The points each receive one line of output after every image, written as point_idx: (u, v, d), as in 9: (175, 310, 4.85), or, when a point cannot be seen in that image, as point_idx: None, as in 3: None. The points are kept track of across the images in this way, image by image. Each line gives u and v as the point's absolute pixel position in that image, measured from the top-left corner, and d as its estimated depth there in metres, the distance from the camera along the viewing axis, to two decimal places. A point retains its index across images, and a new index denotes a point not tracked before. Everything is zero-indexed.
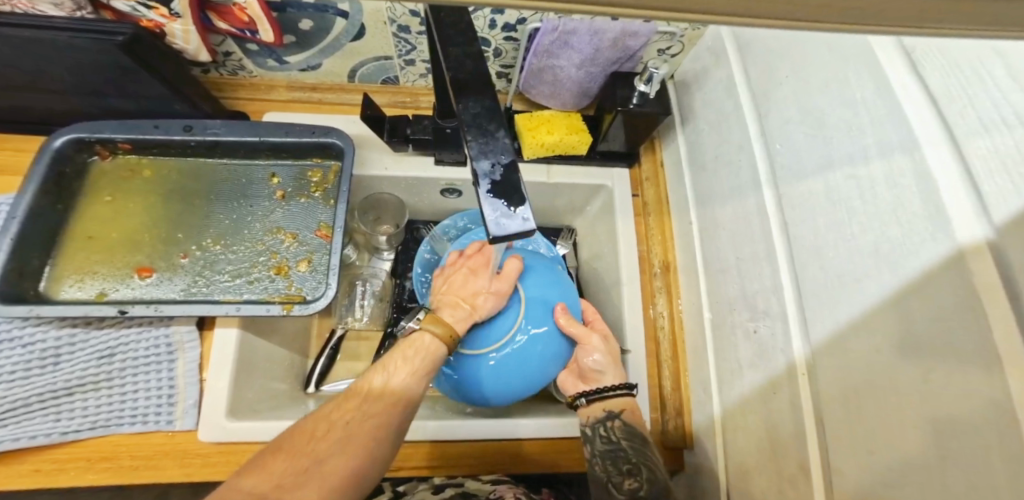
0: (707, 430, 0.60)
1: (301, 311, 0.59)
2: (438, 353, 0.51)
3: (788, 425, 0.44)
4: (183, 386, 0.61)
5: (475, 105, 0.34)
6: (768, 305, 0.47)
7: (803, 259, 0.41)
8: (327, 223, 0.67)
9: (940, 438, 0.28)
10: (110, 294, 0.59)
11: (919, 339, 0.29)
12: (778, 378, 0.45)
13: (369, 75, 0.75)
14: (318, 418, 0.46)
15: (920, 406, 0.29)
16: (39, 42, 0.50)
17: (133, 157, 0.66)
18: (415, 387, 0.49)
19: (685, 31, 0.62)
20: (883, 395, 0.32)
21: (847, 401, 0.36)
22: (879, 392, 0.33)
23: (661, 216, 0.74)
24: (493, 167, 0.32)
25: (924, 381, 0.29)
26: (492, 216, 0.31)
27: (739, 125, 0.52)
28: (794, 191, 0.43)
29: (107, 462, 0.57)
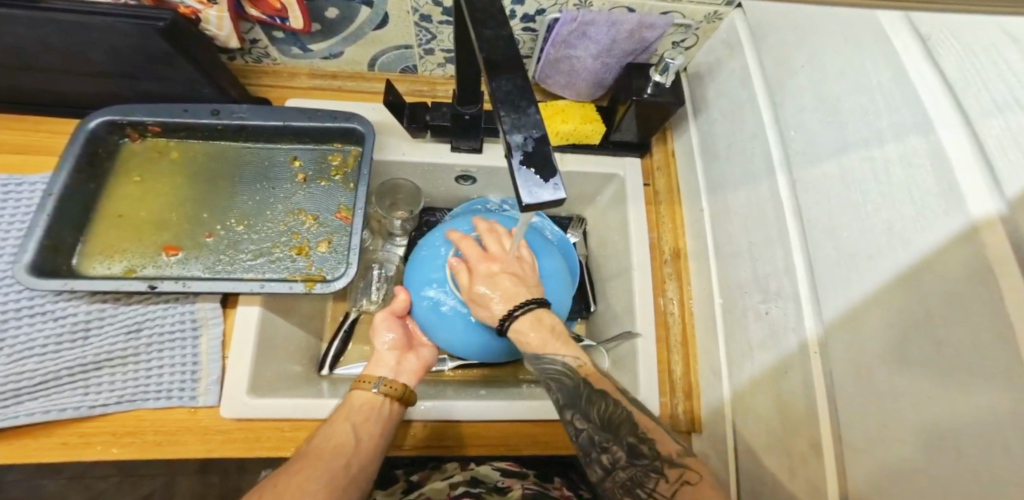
0: (715, 412, 0.62)
1: (323, 289, 0.61)
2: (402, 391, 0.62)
3: (800, 401, 0.45)
4: (206, 362, 0.61)
5: (507, 83, 0.36)
6: (780, 287, 0.48)
7: (816, 239, 0.43)
8: (348, 206, 0.69)
9: (954, 404, 0.29)
10: (139, 271, 0.60)
11: (933, 312, 0.31)
12: (790, 357, 0.47)
13: (388, 64, 0.76)
14: (317, 447, 0.53)
15: (934, 376, 0.31)
16: (83, 27, 0.52)
17: (161, 140, 0.68)
18: (389, 416, 0.60)
19: (700, 24, 0.63)
20: (897, 367, 0.34)
21: (860, 372, 0.38)
22: (892, 361, 0.34)
23: (672, 205, 0.75)
24: (525, 140, 0.34)
25: (936, 351, 0.31)
26: (525, 186, 0.32)
27: (753, 113, 0.53)
28: (808, 175, 0.44)
29: (132, 436, 0.57)
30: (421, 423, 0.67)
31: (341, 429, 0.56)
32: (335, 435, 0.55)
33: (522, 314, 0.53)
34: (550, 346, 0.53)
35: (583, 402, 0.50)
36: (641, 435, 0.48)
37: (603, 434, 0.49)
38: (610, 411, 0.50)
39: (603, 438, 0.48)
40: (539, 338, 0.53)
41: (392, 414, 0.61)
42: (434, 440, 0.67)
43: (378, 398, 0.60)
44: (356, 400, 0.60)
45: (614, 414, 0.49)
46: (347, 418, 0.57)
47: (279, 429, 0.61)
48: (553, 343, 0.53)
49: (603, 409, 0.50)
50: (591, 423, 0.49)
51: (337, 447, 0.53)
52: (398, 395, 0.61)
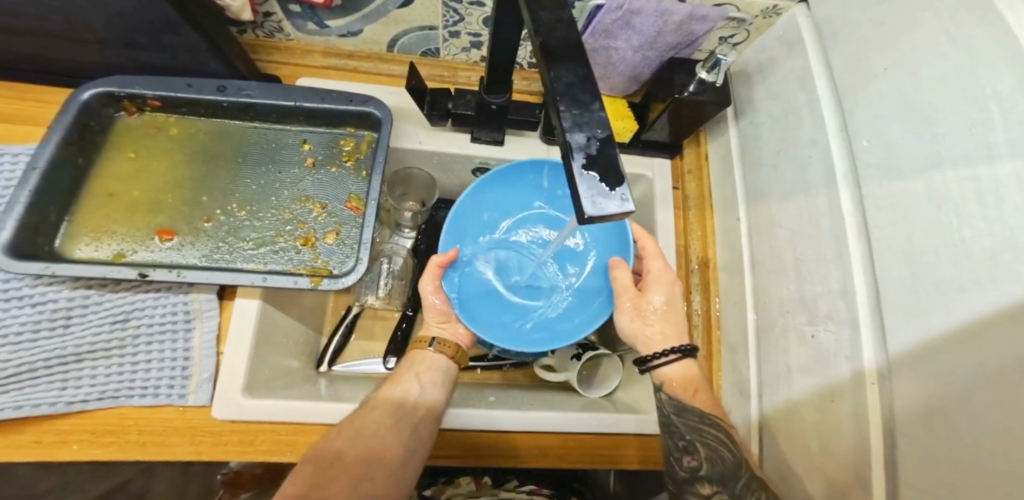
0: (739, 434, 0.58)
1: (330, 285, 0.56)
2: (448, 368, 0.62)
3: (847, 435, 0.41)
4: (199, 358, 0.55)
5: (568, 73, 0.31)
6: (833, 310, 0.44)
7: (887, 262, 0.39)
8: (358, 195, 0.64)
9: None
10: (128, 256, 0.55)
11: None
12: (839, 386, 0.42)
13: (409, 45, 0.72)
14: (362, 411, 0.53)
15: None
16: None
17: (160, 115, 0.62)
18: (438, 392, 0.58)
19: (754, 19, 0.60)
20: (983, 412, 0.30)
21: (933, 418, 0.34)
22: (975, 410, 0.30)
23: (702, 211, 0.71)
24: (588, 140, 0.29)
25: None
26: (586, 194, 0.28)
27: (814, 119, 0.50)
28: (881, 191, 0.40)
29: (111, 436, 0.52)
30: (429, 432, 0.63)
31: (375, 413, 0.53)
32: (377, 407, 0.54)
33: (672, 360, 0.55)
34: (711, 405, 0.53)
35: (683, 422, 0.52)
36: (727, 443, 0.50)
37: (694, 460, 0.51)
38: (703, 431, 0.51)
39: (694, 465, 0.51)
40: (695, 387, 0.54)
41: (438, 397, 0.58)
42: (445, 450, 0.63)
43: (440, 357, 0.61)
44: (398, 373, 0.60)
45: (704, 429, 0.51)
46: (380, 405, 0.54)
47: (275, 433, 0.56)
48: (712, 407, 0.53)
49: (693, 426, 0.52)
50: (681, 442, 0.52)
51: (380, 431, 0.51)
52: (450, 354, 0.62)
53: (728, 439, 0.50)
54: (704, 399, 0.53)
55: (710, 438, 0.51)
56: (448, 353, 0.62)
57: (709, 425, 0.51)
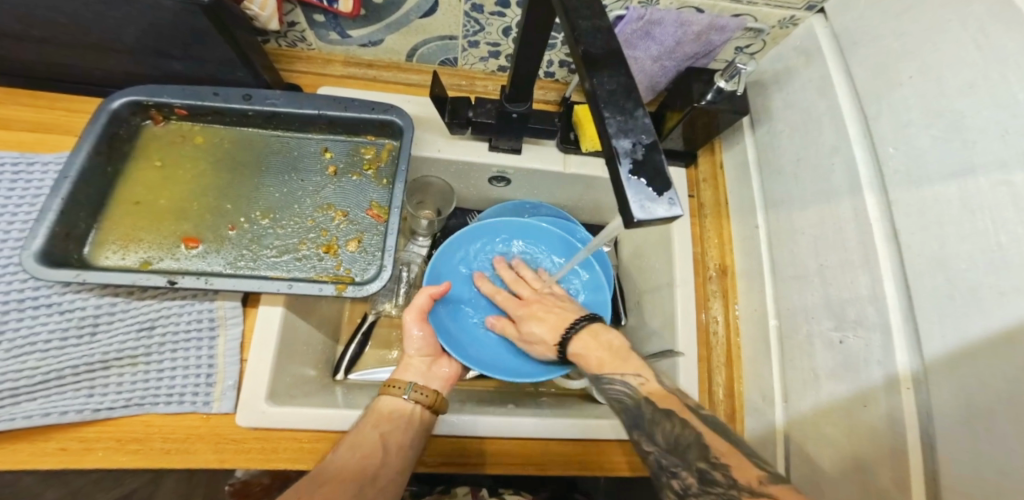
0: (762, 441, 0.58)
1: (355, 292, 0.56)
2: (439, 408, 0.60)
3: (881, 439, 0.41)
4: (223, 365, 0.55)
5: (610, 80, 0.33)
6: (862, 315, 0.44)
7: (920, 267, 0.39)
8: (380, 204, 0.65)
9: None
10: (155, 264, 0.55)
11: None
12: (871, 391, 0.43)
13: (429, 54, 0.74)
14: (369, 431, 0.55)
15: None
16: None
17: (186, 124, 0.63)
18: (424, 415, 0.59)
19: (772, 29, 0.61)
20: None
21: (975, 421, 0.34)
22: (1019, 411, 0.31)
23: (718, 219, 0.72)
24: (634, 146, 0.30)
25: None
26: (635, 199, 0.28)
27: (836, 127, 0.51)
28: (911, 197, 0.41)
29: (138, 443, 0.51)
30: (441, 438, 0.62)
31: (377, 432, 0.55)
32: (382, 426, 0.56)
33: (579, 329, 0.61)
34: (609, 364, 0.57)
35: (648, 423, 0.51)
36: (713, 461, 0.46)
37: (671, 459, 0.48)
38: (679, 433, 0.49)
39: (671, 464, 0.48)
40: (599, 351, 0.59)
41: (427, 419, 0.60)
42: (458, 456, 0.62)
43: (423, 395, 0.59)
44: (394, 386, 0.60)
45: (681, 436, 0.49)
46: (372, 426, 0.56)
47: (297, 440, 0.56)
48: (611, 361, 0.57)
49: (669, 431, 0.50)
50: (658, 447, 0.49)
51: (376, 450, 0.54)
52: (428, 403, 0.59)
53: (634, 384, 0.55)
54: (598, 357, 0.59)
55: (690, 442, 0.48)
56: (427, 401, 0.59)
57: (642, 402, 0.53)
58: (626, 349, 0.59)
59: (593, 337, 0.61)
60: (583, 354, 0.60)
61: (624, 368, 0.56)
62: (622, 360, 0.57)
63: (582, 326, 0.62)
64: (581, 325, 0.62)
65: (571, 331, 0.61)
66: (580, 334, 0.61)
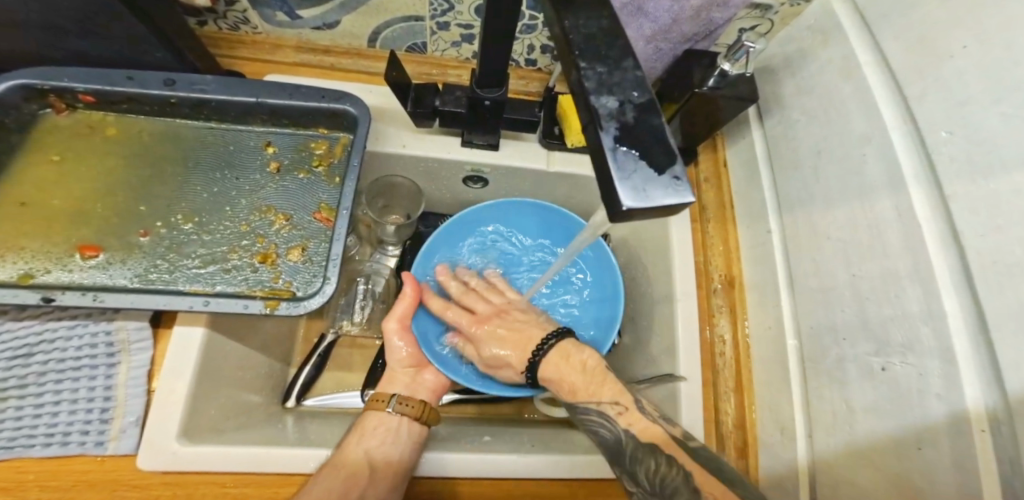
0: (781, 483, 0.48)
1: (289, 310, 0.46)
2: (417, 425, 0.54)
3: (946, 495, 0.32)
4: (124, 397, 0.45)
5: (588, 24, 0.23)
6: (911, 337, 0.35)
7: (993, 277, 0.30)
8: (330, 205, 0.55)
9: None
10: (37, 278, 0.45)
11: None
12: (927, 433, 0.33)
13: (393, 39, 0.65)
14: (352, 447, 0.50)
15: None
16: None
17: (96, 112, 0.54)
18: (413, 434, 0.53)
19: (781, 6, 0.53)
20: None
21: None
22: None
23: (723, 224, 0.63)
24: (621, 106, 0.21)
25: None
26: (622, 177, 0.19)
27: (865, 111, 0.42)
28: (971, 189, 0.32)
29: (5, 494, 0.41)
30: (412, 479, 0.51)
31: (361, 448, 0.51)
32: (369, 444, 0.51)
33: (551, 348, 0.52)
34: (591, 391, 0.48)
35: (628, 462, 0.45)
36: None
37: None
38: (664, 475, 0.42)
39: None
40: (573, 381, 0.50)
41: (416, 437, 0.53)
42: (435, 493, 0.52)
43: (398, 415, 0.54)
44: (360, 424, 0.54)
45: (665, 478, 0.42)
46: (360, 445, 0.51)
47: (218, 484, 0.45)
48: (583, 386, 0.49)
49: (654, 472, 0.43)
50: (640, 488, 0.43)
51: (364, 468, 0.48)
52: (415, 414, 0.55)
53: (613, 414, 0.47)
54: (571, 383, 0.50)
55: (677, 485, 0.42)
56: (413, 414, 0.54)
57: (623, 436, 0.46)
58: (603, 369, 0.50)
59: (565, 359, 0.51)
60: (557, 379, 0.51)
61: (601, 394, 0.48)
62: (598, 385, 0.48)
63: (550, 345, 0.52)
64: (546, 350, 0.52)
65: (541, 351, 0.51)
66: (548, 355, 0.52)
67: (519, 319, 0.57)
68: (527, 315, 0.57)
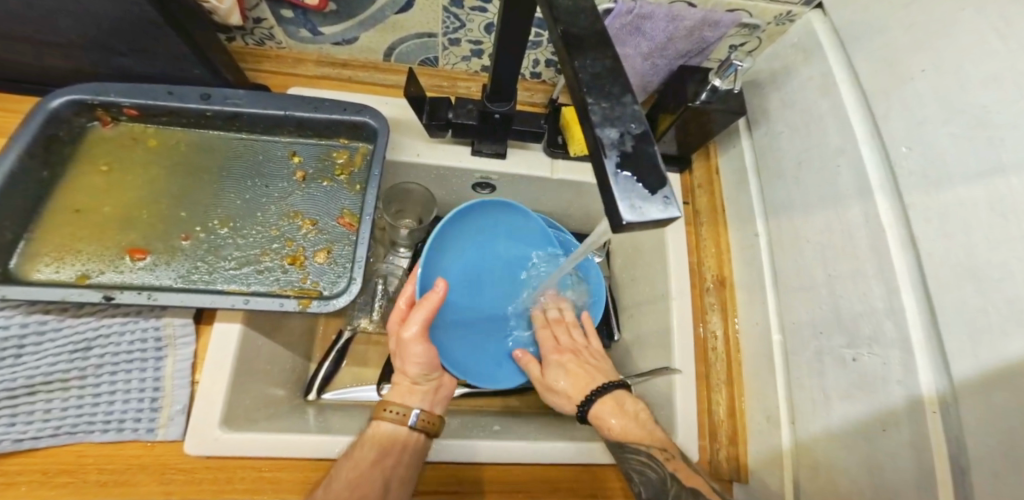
0: (767, 465, 0.53)
1: (320, 307, 0.51)
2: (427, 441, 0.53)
3: (904, 469, 0.36)
4: (171, 388, 0.50)
5: (594, 64, 0.28)
6: (876, 330, 0.40)
7: (941, 277, 0.35)
8: (352, 211, 0.60)
9: None
10: (93, 278, 0.50)
11: None
12: (890, 415, 0.38)
13: (407, 54, 0.70)
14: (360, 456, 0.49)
15: None
16: None
17: (137, 125, 0.58)
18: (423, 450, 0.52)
19: (767, 25, 0.58)
20: None
21: (1007, 471, 0.29)
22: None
23: (715, 227, 0.68)
24: (622, 137, 0.25)
25: None
26: (623, 198, 0.24)
27: (840, 126, 0.47)
28: (925, 201, 0.37)
29: (69, 476, 0.46)
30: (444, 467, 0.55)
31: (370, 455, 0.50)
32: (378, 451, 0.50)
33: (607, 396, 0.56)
34: (632, 434, 0.52)
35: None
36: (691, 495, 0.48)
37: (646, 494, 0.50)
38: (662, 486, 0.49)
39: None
40: (621, 424, 0.53)
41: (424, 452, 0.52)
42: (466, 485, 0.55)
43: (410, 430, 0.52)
44: (375, 425, 0.52)
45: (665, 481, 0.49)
46: (371, 452, 0.50)
47: (256, 468, 0.49)
48: (634, 430, 0.53)
49: (640, 466, 0.51)
50: (641, 487, 0.50)
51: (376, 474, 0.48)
52: (430, 431, 0.52)
53: (659, 457, 0.51)
54: (624, 426, 0.53)
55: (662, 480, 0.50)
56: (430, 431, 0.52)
57: (669, 478, 0.49)
58: (653, 422, 0.54)
59: (619, 407, 0.55)
60: (605, 423, 0.54)
61: (647, 439, 0.52)
62: (643, 429, 0.53)
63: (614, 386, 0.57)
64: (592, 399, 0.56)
65: (598, 392, 0.56)
66: (604, 399, 0.56)
67: (595, 364, 0.61)
68: (603, 364, 0.62)
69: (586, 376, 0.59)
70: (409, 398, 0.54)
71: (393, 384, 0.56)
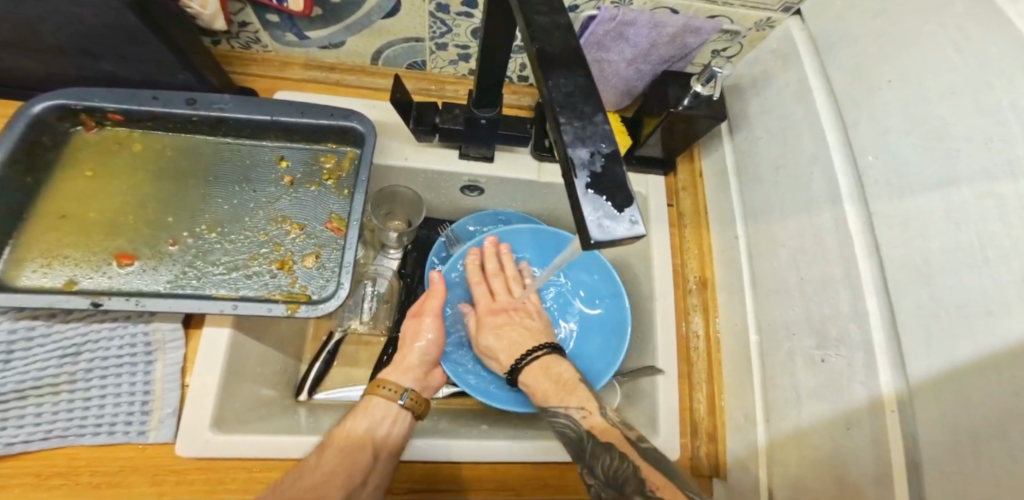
0: (745, 461, 0.55)
1: (308, 312, 0.52)
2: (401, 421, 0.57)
3: (866, 465, 0.38)
4: (161, 392, 0.50)
5: (567, 83, 0.29)
6: (843, 333, 0.42)
7: (902, 286, 0.36)
8: (340, 215, 0.60)
9: None
10: (81, 283, 0.50)
11: None
12: (854, 413, 0.40)
13: (395, 57, 0.70)
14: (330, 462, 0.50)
15: None
16: None
17: (123, 130, 0.58)
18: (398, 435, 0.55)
19: (748, 32, 0.59)
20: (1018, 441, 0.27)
21: (959, 468, 0.31)
22: None
23: (698, 229, 0.69)
24: (592, 156, 0.26)
25: None
26: (592, 216, 0.25)
27: (814, 133, 0.48)
28: (889, 211, 0.38)
29: (60, 478, 0.47)
30: (404, 464, 0.57)
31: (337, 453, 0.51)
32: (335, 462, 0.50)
33: (537, 358, 0.59)
34: (557, 397, 0.56)
35: (587, 460, 0.51)
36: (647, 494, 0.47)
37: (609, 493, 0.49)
38: (618, 469, 0.50)
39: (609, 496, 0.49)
40: (548, 386, 0.57)
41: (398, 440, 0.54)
42: (436, 482, 0.56)
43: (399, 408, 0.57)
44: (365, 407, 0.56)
45: (619, 472, 0.50)
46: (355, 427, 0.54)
47: (247, 469, 0.50)
48: (557, 394, 0.56)
49: (609, 466, 0.50)
50: (598, 481, 0.50)
51: (326, 477, 0.49)
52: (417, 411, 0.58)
53: (577, 416, 0.54)
54: (542, 391, 0.57)
55: (628, 476, 0.49)
56: (417, 411, 0.58)
57: (581, 433, 0.53)
58: (575, 380, 0.58)
59: (544, 371, 0.59)
60: (533, 388, 0.58)
61: (568, 401, 0.55)
62: (568, 392, 0.56)
63: (534, 357, 0.59)
64: (520, 367, 0.59)
65: (523, 361, 0.59)
66: (530, 366, 0.59)
67: (525, 322, 0.64)
68: (534, 322, 0.64)
69: (520, 341, 0.62)
70: (400, 375, 0.59)
71: (393, 360, 0.60)
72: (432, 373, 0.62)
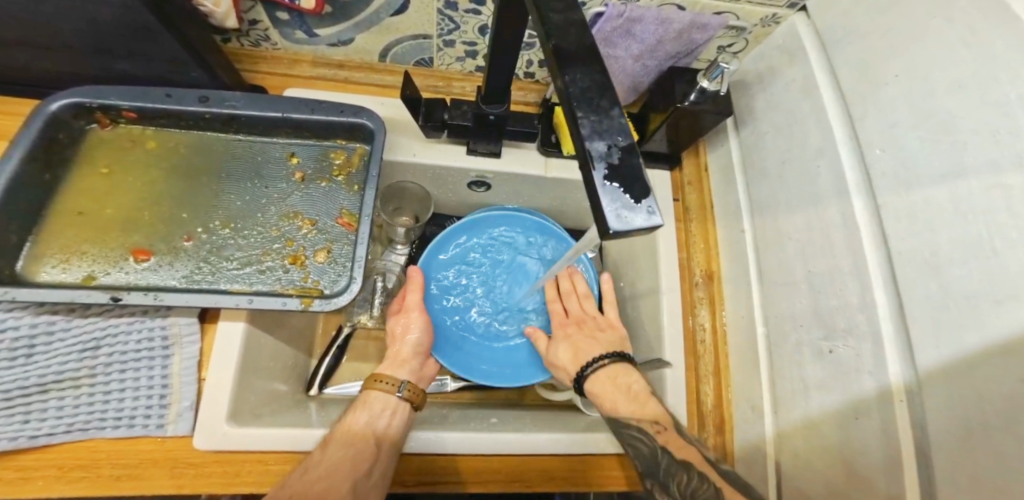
0: (753, 452, 0.56)
1: (322, 306, 0.53)
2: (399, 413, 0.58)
3: (875, 453, 0.39)
4: (178, 386, 0.51)
5: (583, 78, 0.30)
6: (851, 324, 0.43)
7: (910, 277, 0.37)
8: (351, 211, 0.61)
9: None
10: (100, 278, 0.51)
11: None
12: (863, 402, 0.41)
13: (402, 54, 0.71)
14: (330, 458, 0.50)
15: None
16: None
17: (137, 127, 0.59)
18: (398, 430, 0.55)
19: (754, 28, 0.59)
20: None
21: (971, 457, 0.32)
22: None
23: (704, 223, 0.70)
24: (609, 149, 0.27)
25: None
26: (610, 207, 0.26)
27: (820, 127, 0.49)
28: (896, 203, 0.39)
29: (83, 470, 0.48)
30: (415, 457, 0.57)
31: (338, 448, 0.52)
32: (333, 457, 0.51)
33: (606, 364, 0.61)
34: (624, 408, 0.55)
35: (661, 474, 0.50)
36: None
37: None
38: (696, 487, 0.48)
39: None
40: (612, 391, 0.58)
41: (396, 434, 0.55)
42: (435, 475, 0.58)
43: (400, 402, 0.58)
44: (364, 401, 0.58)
45: (698, 490, 0.47)
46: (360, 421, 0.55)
47: (262, 462, 0.52)
48: (625, 401, 0.56)
49: (685, 484, 0.48)
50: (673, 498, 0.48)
51: (325, 494, 0.48)
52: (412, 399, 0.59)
53: (651, 430, 0.53)
54: (613, 399, 0.57)
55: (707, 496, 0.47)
56: (411, 399, 0.59)
57: (659, 451, 0.51)
58: (646, 392, 0.57)
59: (612, 379, 0.59)
60: (601, 394, 0.59)
61: (647, 410, 0.55)
62: (641, 404, 0.56)
63: (601, 365, 0.60)
64: (597, 367, 0.60)
65: (591, 368, 0.61)
66: (597, 373, 0.60)
67: (596, 334, 0.65)
68: (608, 333, 0.65)
69: (588, 348, 0.64)
70: (396, 368, 0.62)
71: (388, 355, 0.63)
72: (427, 363, 0.65)
